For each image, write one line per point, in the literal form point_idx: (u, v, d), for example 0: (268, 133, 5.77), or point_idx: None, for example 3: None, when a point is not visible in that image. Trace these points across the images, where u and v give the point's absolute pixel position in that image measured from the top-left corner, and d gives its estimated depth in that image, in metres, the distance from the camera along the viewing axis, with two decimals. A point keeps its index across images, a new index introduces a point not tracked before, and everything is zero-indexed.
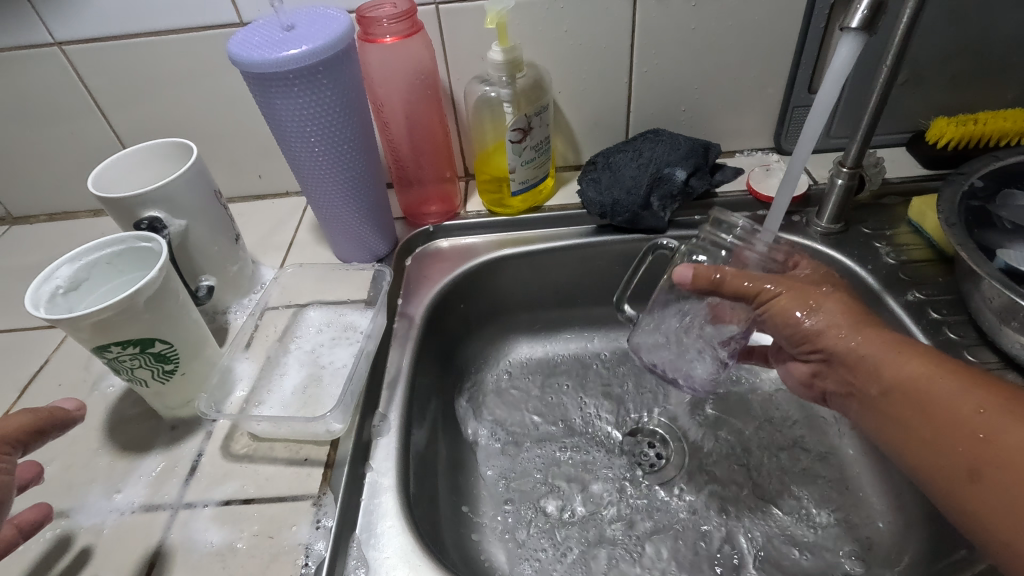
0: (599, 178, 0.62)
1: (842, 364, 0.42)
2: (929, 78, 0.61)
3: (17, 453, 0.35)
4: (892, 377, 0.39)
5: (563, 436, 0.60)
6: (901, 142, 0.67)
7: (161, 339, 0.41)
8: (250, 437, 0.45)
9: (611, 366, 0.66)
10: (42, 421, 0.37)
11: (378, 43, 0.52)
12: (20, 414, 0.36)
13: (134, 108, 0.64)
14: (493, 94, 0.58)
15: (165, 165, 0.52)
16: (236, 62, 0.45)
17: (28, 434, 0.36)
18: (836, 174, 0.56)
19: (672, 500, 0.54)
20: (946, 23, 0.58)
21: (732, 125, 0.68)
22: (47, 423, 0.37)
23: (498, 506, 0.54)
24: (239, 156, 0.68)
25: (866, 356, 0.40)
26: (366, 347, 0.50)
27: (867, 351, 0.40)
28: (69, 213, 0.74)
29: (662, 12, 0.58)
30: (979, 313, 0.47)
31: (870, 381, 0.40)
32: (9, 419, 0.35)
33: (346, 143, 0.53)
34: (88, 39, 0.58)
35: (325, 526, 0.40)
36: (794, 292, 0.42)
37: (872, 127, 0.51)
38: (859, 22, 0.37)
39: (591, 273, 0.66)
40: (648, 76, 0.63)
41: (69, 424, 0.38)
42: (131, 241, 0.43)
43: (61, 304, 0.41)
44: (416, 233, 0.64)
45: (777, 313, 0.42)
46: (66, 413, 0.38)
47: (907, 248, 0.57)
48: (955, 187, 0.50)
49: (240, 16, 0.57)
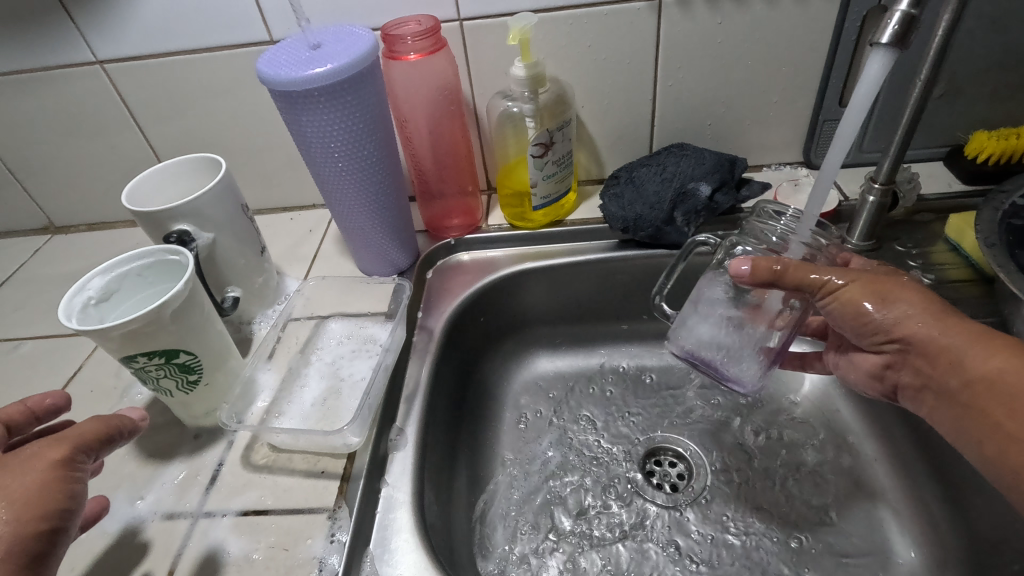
0: (622, 193, 0.62)
1: (918, 354, 0.39)
2: (968, 91, 0.59)
3: (89, 461, 0.35)
4: (966, 373, 0.37)
5: (583, 453, 0.59)
6: (938, 157, 0.64)
7: (185, 350, 0.42)
8: (269, 447, 0.46)
9: (632, 382, 0.65)
10: (110, 429, 0.36)
11: (402, 60, 0.53)
12: (87, 422, 0.35)
13: (168, 122, 0.66)
14: (515, 109, 0.58)
15: (196, 180, 0.54)
16: (264, 80, 0.47)
17: (99, 439, 0.35)
18: (868, 191, 0.54)
19: (692, 524, 0.53)
20: (986, 35, 0.56)
21: (760, 139, 0.66)
22: (115, 432, 0.36)
23: (514, 522, 0.54)
24: (267, 168, 0.70)
25: (945, 350, 0.37)
26: (385, 360, 0.50)
27: (952, 346, 0.37)
28: (107, 223, 0.77)
29: (687, 26, 0.58)
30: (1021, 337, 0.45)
31: (948, 373, 0.38)
32: (75, 427, 0.35)
33: (370, 158, 0.53)
34: (127, 57, 0.61)
35: (339, 539, 0.40)
36: (861, 281, 0.40)
37: (906, 143, 0.49)
38: (890, 37, 0.35)
39: (611, 289, 0.65)
40: (673, 90, 0.62)
41: (134, 431, 0.38)
42: (159, 254, 0.44)
43: (92, 314, 0.42)
44: (438, 246, 0.65)
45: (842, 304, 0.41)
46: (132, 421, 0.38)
47: (945, 268, 0.55)
48: (993, 207, 0.48)
49: (270, 34, 0.58)
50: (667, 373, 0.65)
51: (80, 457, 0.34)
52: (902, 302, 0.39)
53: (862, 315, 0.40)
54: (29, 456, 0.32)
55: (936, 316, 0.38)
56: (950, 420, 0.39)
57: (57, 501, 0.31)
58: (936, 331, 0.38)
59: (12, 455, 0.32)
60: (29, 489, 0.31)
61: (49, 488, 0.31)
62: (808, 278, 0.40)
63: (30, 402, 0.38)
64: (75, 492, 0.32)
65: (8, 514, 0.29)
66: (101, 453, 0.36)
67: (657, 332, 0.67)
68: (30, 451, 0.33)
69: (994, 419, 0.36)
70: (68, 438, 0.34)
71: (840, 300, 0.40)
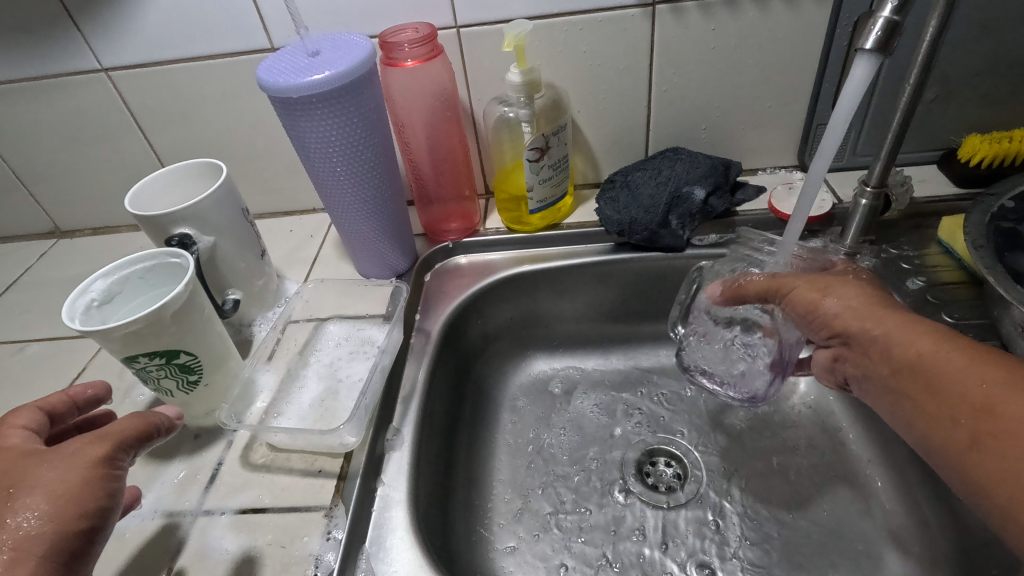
0: (617, 197, 0.62)
1: (857, 343, 0.39)
2: (960, 95, 0.60)
3: (129, 457, 0.35)
4: (899, 355, 0.37)
5: (578, 454, 0.59)
6: (932, 160, 0.65)
7: (186, 351, 0.43)
8: (268, 447, 0.47)
9: (628, 384, 0.65)
10: (150, 426, 0.37)
11: (399, 67, 0.54)
12: (126, 418, 0.36)
13: (171, 128, 0.67)
14: (511, 115, 0.59)
15: (198, 185, 0.55)
16: (263, 87, 0.48)
17: (139, 437, 0.36)
18: (860, 194, 0.55)
19: (685, 524, 0.53)
20: (977, 40, 0.56)
21: (754, 143, 0.67)
22: (152, 429, 0.37)
23: (509, 522, 0.54)
24: (269, 173, 0.71)
25: (880, 339, 0.38)
26: (382, 361, 0.51)
27: (889, 333, 0.38)
28: (112, 227, 0.78)
29: (680, 32, 0.58)
30: (1011, 337, 0.46)
31: (882, 360, 0.38)
32: (115, 424, 0.35)
33: (367, 163, 0.54)
34: (131, 64, 0.62)
35: (335, 537, 0.41)
36: (808, 283, 0.43)
37: (896, 146, 0.50)
38: (873, 43, 0.36)
39: (607, 292, 0.66)
40: (668, 95, 0.63)
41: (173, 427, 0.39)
42: (161, 257, 0.45)
43: (95, 316, 0.43)
44: (435, 249, 0.66)
45: (794, 301, 0.43)
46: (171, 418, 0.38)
47: (937, 270, 0.55)
48: (982, 210, 0.49)
49: (271, 41, 0.60)
50: (663, 375, 0.66)
51: (119, 455, 0.34)
52: (846, 296, 0.40)
53: (812, 310, 0.42)
54: (72, 452, 0.33)
55: (871, 309, 0.39)
56: (892, 408, 0.38)
57: (96, 499, 0.32)
58: (870, 321, 0.39)
59: (56, 451, 0.33)
60: (71, 488, 0.32)
61: (88, 487, 0.32)
62: (768, 284, 0.45)
63: (71, 392, 0.41)
64: (114, 490, 0.33)
65: (51, 513, 0.30)
66: (142, 449, 0.36)
67: (653, 335, 0.68)
68: (73, 448, 0.33)
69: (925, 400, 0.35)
70: (111, 435, 0.34)
71: (795, 299, 0.43)
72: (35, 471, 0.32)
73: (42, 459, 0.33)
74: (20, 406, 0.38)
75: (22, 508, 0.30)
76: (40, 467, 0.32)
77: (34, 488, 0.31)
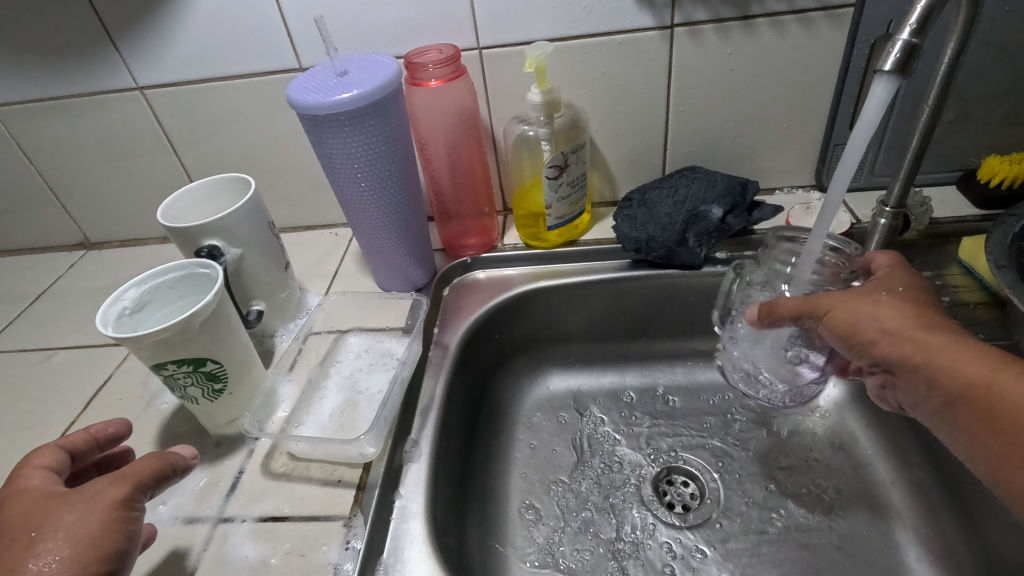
0: (634, 215, 0.63)
1: (902, 372, 0.39)
2: (979, 117, 0.60)
3: (146, 498, 0.36)
4: (954, 386, 0.36)
5: (594, 471, 0.59)
6: (951, 181, 0.65)
7: (212, 359, 0.44)
8: (288, 456, 0.47)
9: (645, 401, 0.65)
10: (164, 466, 0.38)
11: (423, 86, 0.55)
12: (143, 460, 0.37)
13: (201, 144, 0.69)
14: (531, 133, 0.60)
15: (226, 198, 0.57)
16: (294, 105, 0.49)
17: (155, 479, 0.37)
18: (879, 213, 0.55)
19: (699, 543, 0.53)
20: (994, 63, 0.57)
21: (772, 163, 0.67)
22: (168, 469, 0.38)
23: (526, 538, 0.54)
24: (294, 188, 0.73)
25: (925, 361, 0.37)
26: (401, 373, 0.52)
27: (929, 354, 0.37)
28: (139, 239, 0.80)
29: (698, 54, 0.60)
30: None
31: (932, 390, 0.37)
32: (133, 464, 0.37)
33: (391, 179, 0.56)
34: (165, 84, 0.64)
35: (354, 547, 0.41)
36: (845, 300, 0.42)
37: (915, 167, 0.50)
38: (891, 64, 0.36)
39: (623, 309, 0.66)
40: (686, 115, 0.64)
41: (185, 469, 0.40)
42: (190, 267, 0.46)
43: (127, 323, 0.44)
44: (454, 264, 0.66)
45: (834, 326, 0.42)
46: (182, 461, 0.39)
47: (958, 290, 0.55)
48: (1004, 229, 0.48)
49: (300, 62, 0.62)
50: (680, 393, 0.65)
51: (138, 496, 0.36)
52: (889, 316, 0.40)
53: (848, 332, 0.41)
54: (92, 495, 0.34)
55: (913, 328, 0.39)
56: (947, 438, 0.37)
57: (115, 543, 0.33)
58: (921, 348, 0.38)
59: (77, 494, 0.34)
60: (91, 531, 0.33)
61: (108, 531, 0.33)
62: (800, 306, 0.43)
63: (94, 430, 0.42)
64: (132, 532, 0.34)
65: (71, 556, 0.31)
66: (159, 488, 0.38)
67: (670, 351, 0.68)
68: (94, 489, 0.35)
69: (975, 429, 0.35)
70: (128, 476, 0.36)
71: (835, 318, 0.42)
72: (56, 515, 0.33)
73: (61, 505, 0.34)
74: (42, 446, 0.39)
75: (44, 551, 0.32)
76: (61, 509, 0.34)
77: (55, 532, 0.32)
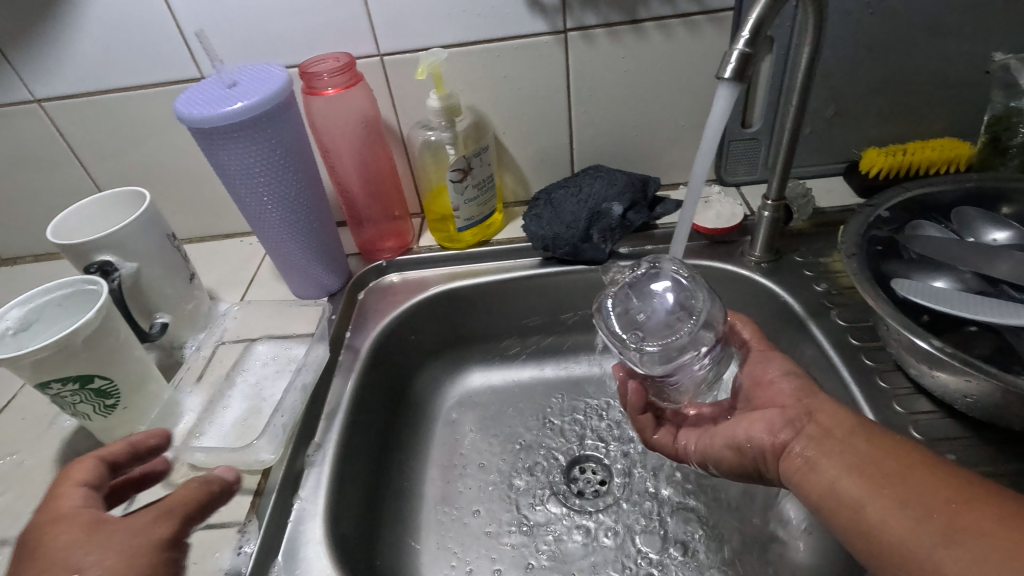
0: (541, 214, 0.65)
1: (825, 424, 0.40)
2: (857, 112, 0.64)
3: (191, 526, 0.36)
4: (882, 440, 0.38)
5: (509, 464, 0.61)
6: (838, 172, 0.69)
7: (100, 376, 0.44)
8: (189, 466, 0.48)
9: (561, 393, 0.68)
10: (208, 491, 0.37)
11: (320, 95, 0.56)
12: (188, 487, 0.37)
13: (108, 156, 0.68)
14: (434, 138, 0.61)
15: (124, 212, 0.56)
16: (182, 119, 0.49)
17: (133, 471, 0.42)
18: (763, 207, 0.59)
19: (603, 526, 0.56)
20: (865, 61, 0.60)
21: (675, 160, 0.70)
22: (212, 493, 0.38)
23: (437, 532, 0.56)
24: (208, 197, 0.72)
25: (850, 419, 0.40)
26: (304, 379, 0.53)
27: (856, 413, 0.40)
28: (54, 254, 0.79)
29: (593, 57, 0.62)
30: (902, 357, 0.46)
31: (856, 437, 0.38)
32: (178, 493, 0.36)
33: (292, 187, 0.56)
34: (63, 96, 0.63)
35: (246, 551, 0.42)
36: (778, 350, 0.49)
37: (788, 163, 0.54)
38: (730, 72, 0.38)
39: (537, 306, 0.68)
40: (587, 116, 0.66)
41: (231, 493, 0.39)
42: (79, 284, 0.46)
43: (11, 343, 0.44)
44: (369, 269, 0.67)
45: (761, 352, 0.49)
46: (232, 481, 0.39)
47: (836, 276, 0.59)
48: (862, 219, 0.49)
49: (201, 72, 0.62)
50: (594, 383, 0.68)
51: (184, 523, 0.35)
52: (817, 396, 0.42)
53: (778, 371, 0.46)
54: (141, 528, 0.33)
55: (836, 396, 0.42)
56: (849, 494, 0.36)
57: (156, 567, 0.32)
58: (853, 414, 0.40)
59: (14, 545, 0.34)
60: (136, 561, 0.32)
61: (146, 554, 0.32)
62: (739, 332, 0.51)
63: (134, 440, 0.41)
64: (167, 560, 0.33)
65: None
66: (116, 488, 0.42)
67: (584, 344, 0.70)
68: (147, 519, 0.34)
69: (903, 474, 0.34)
70: (173, 509, 0.35)
71: (763, 350, 0.49)
72: (101, 543, 0.32)
73: (122, 530, 0.33)
74: (82, 458, 0.38)
75: None
76: (81, 553, 0.32)
77: (106, 556, 0.32)
